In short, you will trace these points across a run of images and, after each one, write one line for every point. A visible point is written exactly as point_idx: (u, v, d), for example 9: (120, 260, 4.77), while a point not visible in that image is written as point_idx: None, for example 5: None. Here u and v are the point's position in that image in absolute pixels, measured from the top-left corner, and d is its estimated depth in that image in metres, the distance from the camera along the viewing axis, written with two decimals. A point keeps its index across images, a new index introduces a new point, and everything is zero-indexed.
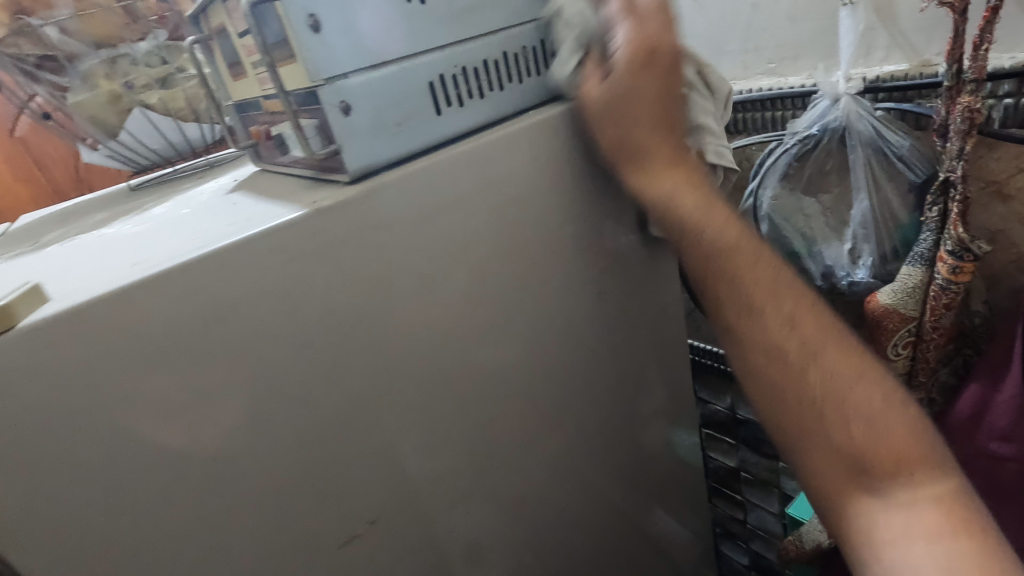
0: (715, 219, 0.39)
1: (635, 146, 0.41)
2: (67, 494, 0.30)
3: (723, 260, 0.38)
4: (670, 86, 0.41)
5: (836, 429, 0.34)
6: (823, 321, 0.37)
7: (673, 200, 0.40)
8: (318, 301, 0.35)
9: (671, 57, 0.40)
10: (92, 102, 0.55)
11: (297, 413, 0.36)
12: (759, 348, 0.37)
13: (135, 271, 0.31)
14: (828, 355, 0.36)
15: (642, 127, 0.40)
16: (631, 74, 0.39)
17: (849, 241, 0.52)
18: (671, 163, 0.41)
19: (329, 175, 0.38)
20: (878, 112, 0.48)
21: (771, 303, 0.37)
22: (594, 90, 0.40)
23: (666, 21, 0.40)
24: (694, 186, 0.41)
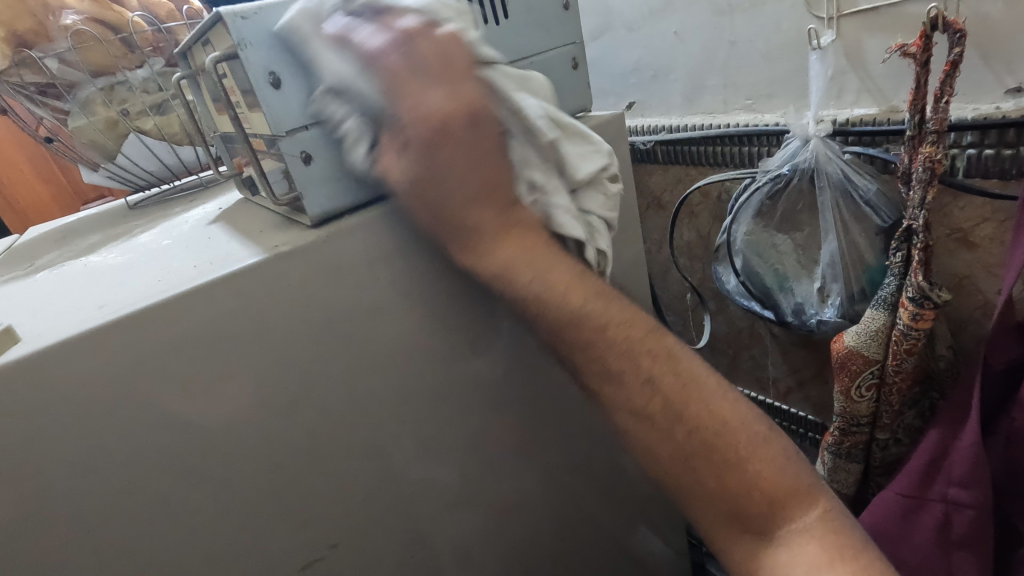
0: (566, 290, 0.35)
1: (464, 227, 0.35)
2: (37, 520, 0.32)
3: (580, 330, 0.35)
4: (483, 148, 0.35)
5: (711, 478, 0.33)
6: (682, 376, 0.34)
7: (511, 280, 0.35)
8: (281, 340, 0.37)
9: (465, 115, 0.34)
10: (90, 128, 0.59)
11: (258, 446, 0.38)
12: (626, 412, 0.35)
13: (101, 313, 0.33)
14: (689, 403, 0.33)
15: (460, 203, 0.35)
16: (424, 141, 0.33)
17: (819, 280, 0.53)
18: (512, 241, 0.35)
19: (297, 216, 0.40)
20: (846, 155, 0.49)
21: (631, 368, 0.34)
22: (397, 170, 0.35)
23: (453, 65, 0.34)
24: (537, 261, 0.35)
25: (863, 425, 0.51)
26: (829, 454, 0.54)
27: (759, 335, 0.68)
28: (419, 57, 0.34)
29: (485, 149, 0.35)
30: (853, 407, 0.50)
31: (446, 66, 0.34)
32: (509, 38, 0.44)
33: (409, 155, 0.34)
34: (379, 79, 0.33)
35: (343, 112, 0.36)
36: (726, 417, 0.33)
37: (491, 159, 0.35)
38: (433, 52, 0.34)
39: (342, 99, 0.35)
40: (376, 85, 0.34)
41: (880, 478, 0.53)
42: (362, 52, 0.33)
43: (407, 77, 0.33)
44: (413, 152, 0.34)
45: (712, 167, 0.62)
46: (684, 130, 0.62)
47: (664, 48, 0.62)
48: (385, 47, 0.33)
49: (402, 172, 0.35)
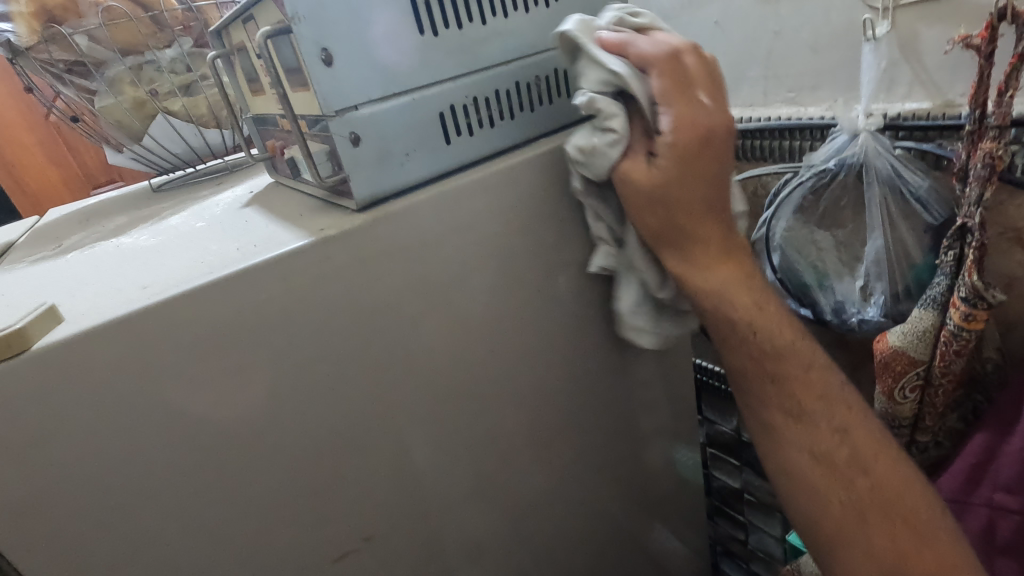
0: (782, 329, 0.38)
1: (681, 233, 0.39)
2: (78, 503, 0.31)
3: (780, 357, 0.37)
4: (705, 168, 0.37)
5: (885, 537, 0.32)
6: (879, 439, 0.35)
7: (723, 311, 0.38)
8: (325, 325, 0.36)
9: (722, 133, 0.37)
10: (117, 107, 0.58)
11: (299, 432, 0.37)
12: (802, 451, 0.36)
13: (145, 294, 0.32)
14: (878, 463, 0.33)
15: (687, 217, 0.38)
16: (664, 175, 0.37)
17: (862, 278, 0.52)
18: (722, 258, 0.39)
19: (339, 199, 0.39)
20: (896, 150, 0.48)
21: (826, 411, 0.36)
22: (649, 170, 0.37)
23: (691, 77, 0.36)
24: (750, 294, 0.39)
25: (903, 426, 0.50)
26: None
27: None
28: (657, 67, 0.36)
29: (713, 156, 0.37)
30: (894, 408, 0.49)
31: (679, 78, 0.36)
32: (558, 21, 0.43)
33: (669, 154, 0.36)
34: (660, 87, 0.36)
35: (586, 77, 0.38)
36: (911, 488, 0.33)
37: (714, 164, 0.37)
38: (694, 71, 0.37)
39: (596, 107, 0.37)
40: (666, 103, 0.36)
41: None
42: (643, 66, 0.37)
43: (674, 85, 0.36)
44: (666, 141, 0.36)
45: (749, 161, 0.61)
46: None
47: (703, 37, 0.61)
48: (636, 62, 0.37)
49: (658, 169, 0.37)
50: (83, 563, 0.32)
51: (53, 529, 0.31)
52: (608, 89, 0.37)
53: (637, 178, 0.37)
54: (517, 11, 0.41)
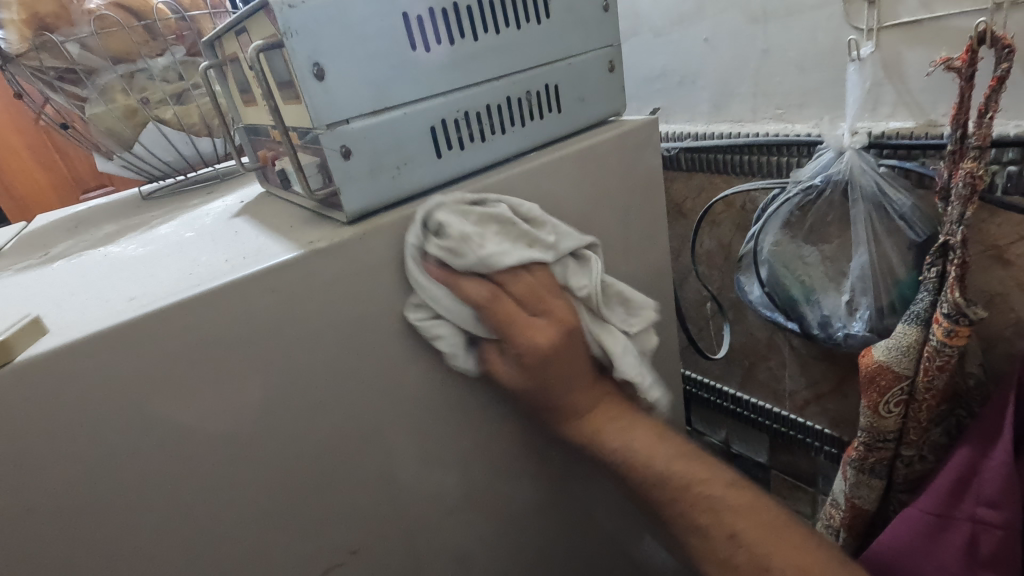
0: (652, 449, 0.39)
1: (571, 409, 0.41)
2: (55, 517, 0.31)
3: (662, 487, 0.38)
4: (569, 358, 0.40)
5: None
6: (768, 532, 0.35)
7: (598, 443, 0.41)
8: (314, 335, 0.36)
9: (565, 339, 0.40)
10: (108, 115, 0.57)
11: (286, 443, 0.36)
12: (713, 563, 0.37)
13: (130, 306, 0.32)
14: (769, 549, 0.35)
15: (566, 391, 0.41)
16: (535, 378, 0.40)
17: (847, 293, 0.52)
18: (604, 409, 0.42)
19: (329, 212, 0.39)
20: (881, 168, 0.48)
21: (715, 521, 0.36)
22: (507, 372, 0.40)
23: (523, 296, 0.39)
24: (638, 427, 0.41)
25: (888, 441, 0.50)
26: (851, 469, 0.53)
27: (777, 347, 0.68)
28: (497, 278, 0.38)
29: (570, 348, 0.40)
30: (879, 423, 0.49)
31: (520, 298, 0.39)
32: (549, 37, 0.44)
33: (517, 364, 0.40)
34: (488, 313, 0.38)
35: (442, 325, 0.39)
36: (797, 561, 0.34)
37: (575, 346, 0.40)
38: (517, 293, 0.39)
39: (428, 305, 0.39)
40: (492, 310, 0.38)
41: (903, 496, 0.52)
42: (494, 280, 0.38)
43: (511, 308, 0.39)
44: (527, 359, 0.39)
45: (738, 176, 0.61)
46: (709, 138, 0.62)
47: (693, 54, 0.62)
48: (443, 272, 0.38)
49: (519, 376, 0.40)
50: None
51: (29, 541, 0.30)
52: (440, 296, 0.38)
53: (506, 376, 0.41)
54: (510, 28, 0.41)
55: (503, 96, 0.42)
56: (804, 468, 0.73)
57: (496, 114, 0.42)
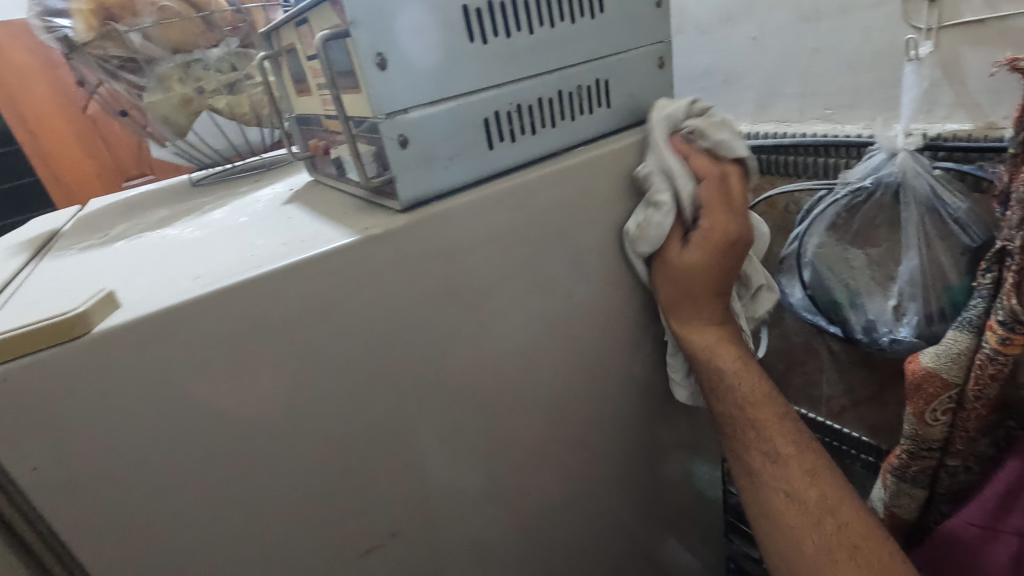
0: (753, 380, 0.44)
1: (690, 302, 0.46)
2: (117, 487, 0.32)
3: (758, 409, 0.43)
4: (726, 258, 0.44)
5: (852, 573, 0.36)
6: (834, 488, 0.39)
7: (713, 354, 0.45)
8: (366, 320, 0.37)
9: (737, 250, 0.44)
10: (164, 104, 0.59)
11: (334, 425, 0.37)
12: (777, 491, 0.41)
13: (196, 285, 0.33)
14: (836, 499, 0.39)
15: (705, 288, 0.45)
16: (699, 259, 0.43)
17: (895, 298, 0.51)
18: (718, 331, 0.46)
19: (382, 200, 0.40)
20: (935, 170, 0.47)
21: (794, 458, 0.41)
22: (677, 250, 0.45)
23: (715, 200, 0.43)
24: (733, 349, 0.46)
25: (933, 450, 0.49)
26: (892, 478, 0.52)
27: (815, 351, 0.67)
28: (698, 171, 0.44)
29: (735, 262, 0.45)
30: (924, 431, 0.48)
31: (716, 194, 0.43)
32: (601, 32, 0.44)
33: (702, 247, 0.43)
34: (703, 189, 0.43)
35: (659, 187, 0.44)
36: (846, 513, 0.38)
37: (736, 263, 0.45)
38: (735, 189, 0.44)
39: (664, 176, 0.44)
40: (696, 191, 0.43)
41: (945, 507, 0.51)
42: (695, 177, 0.43)
43: (717, 199, 0.43)
44: (706, 251, 0.43)
45: (781, 176, 0.60)
46: (754, 137, 0.62)
47: (739, 52, 0.61)
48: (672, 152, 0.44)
49: (693, 254, 0.44)
50: (118, 544, 0.33)
51: (93, 508, 0.31)
52: (656, 166, 0.44)
53: (680, 259, 0.44)
54: (564, 22, 0.42)
55: (555, 89, 0.43)
56: (837, 475, 0.71)
57: (547, 107, 0.43)
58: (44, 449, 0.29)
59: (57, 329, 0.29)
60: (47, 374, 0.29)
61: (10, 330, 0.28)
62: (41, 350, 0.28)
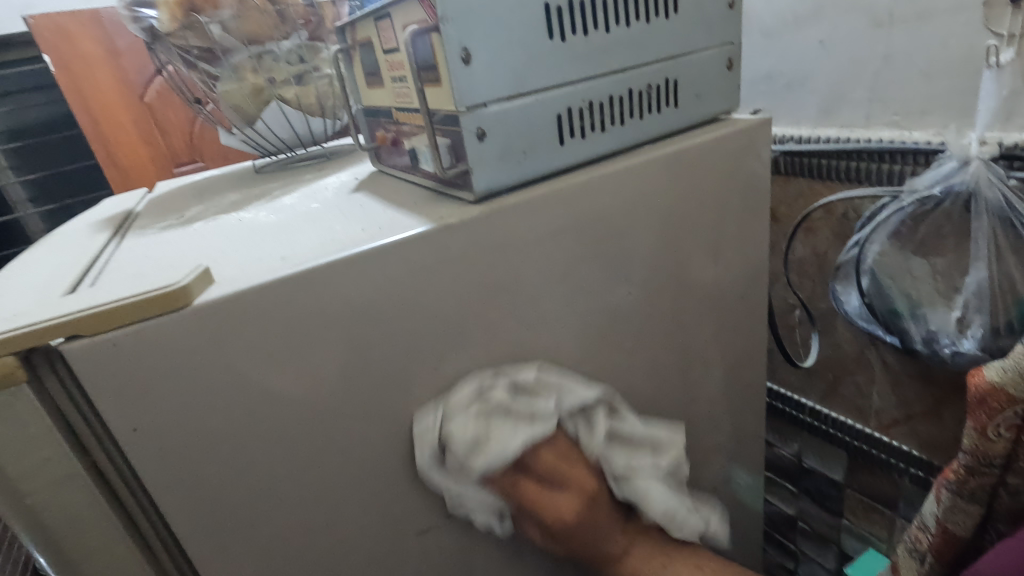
0: (635, 537, 0.43)
1: (596, 553, 0.41)
2: (200, 454, 0.33)
3: (647, 560, 0.42)
4: (600, 524, 0.40)
5: None
6: None
7: (621, 562, 0.42)
8: (436, 306, 0.38)
9: (591, 509, 0.40)
10: (238, 92, 0.62)
11: (402, 406, 0.38)
12: None
13: (284, 265, 0.34)
14: None
15: (602, 539, 0.41)
16: (580, 518, 0.39)
17: (959, 309, 0.50)
18: (640, 550, 0.42)
19: (454, 190, 0.41)
20: (1011, 180, 0.46)
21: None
22: (541, 540, 0.41)
23: (562, 465, 0.39)
24: (631, 536, 0.43)
25: (994, 466, 0.48)
26: (947, 493, 0.51)
27: (867, 362, 0.66)
28: (539, 498, 0.38)
29: (612, 518, 0.41)
30: (985, 447, 0.47)
31: (535, 477, 0.38)
32: (674, 32, 0.44)
33: (547, 534, 0.40)
34: (518, 500, 0.39)
35: (455, 430, 0.38)
36: None
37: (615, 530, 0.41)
38: (554, 459, 0.39)
39: (474, 445, 0.37)
40: (536, 461, 0.38)
41: (1003, 527, 0.49)
42: (515, 473, 0.39)
43: (538, 490, 0.39)
44: (567, 517, 0.39)
45: (841, 181, 0.60)
46: (813, 141, 0.61)
47: (805, 56, 0.61)
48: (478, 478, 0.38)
49: (542, 540, 0.41)
50: (197, 508, 0.34)
51: (176, 472, 0.33)
52: (486, 492, 0.40)
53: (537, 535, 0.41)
54: (639, 21, 0.42)
55: (626, 87, 0.43)
56: (884, 490, 0.70)
57: (618, 104, 0.43)
58: (141, 412, 0.31)
59: (162, 299, 0.30)
60: (152, 340, 0.30)
61: (121, 298, 0.30)
62: (148, 319, 0.30)
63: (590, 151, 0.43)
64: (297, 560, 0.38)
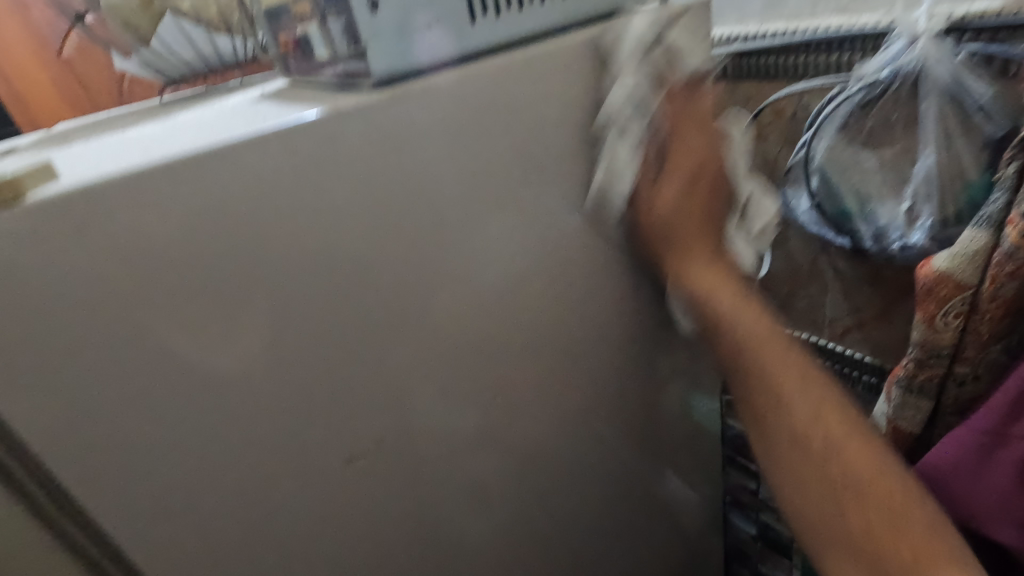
0: (715, 281, 0.43)
1: (668, 237, 0.45)
2: (57, 387, 0.29)
3: (716, 309, 0.42)
4: (694, 188, 0.44)
5: (837, 467, 0.37)
6: (827, 425, 0.38)
7: (711, 295, 0.43)
8: (337, 210, 0.34)
9: (716, 174, 0.45)
10: (124, 6, 0.54)
11: (309, 325, 0.35)
12: (767, 394, 0.40)
13: (145, 159, 0.30)
14: (829, 439, 0.37)
15: (688, 233, 0.44)
16: (692, 202, 0.44)
17: (908, 200, 0.49)
18: (707, 265, 0.44)
19: (352, 82, 0.37)
20: (960, 55, 0.43)
21: (775, 371, 0.40)
22: (670, 197, 0.43)
23: (697, 113, 0.44)
24: (723, 277, 0.43)
25: (942, 357, 0.47)
26: (897, 389, 0.51)
27: (818, 272, 0.65)
28: (676, 127, 0.43)
29: (716, 207, 0.46)
30: (934, 337, 0.47)
31: (681, 117, 0.43)
32: None
33: (675, 183, 0.43)
34: (670, 136, 0.43)
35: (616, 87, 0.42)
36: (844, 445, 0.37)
37: (716, 212, 0.46)
38: (704, 108, 0.44)
39: (625, 105, 0.42)
40: (661, 118, 0.43)
41: (953, 419, 0.49)
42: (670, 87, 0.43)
43: (683, 148, 0.44)
44: (681, 190, 0.44)
45: (787, 78, 0.56)
46: (759, 39, 0.57)
47: None
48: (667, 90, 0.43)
49: (668, 201, 0.44)
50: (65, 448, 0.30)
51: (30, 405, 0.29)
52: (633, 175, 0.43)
53: (648, 200, 0.44)
54: None
55: None
56: None
57: None
58: None
59: None
60: None
61: None
62: None
63: (505, 30, 0.39)
64: (201, 500, 0.35)
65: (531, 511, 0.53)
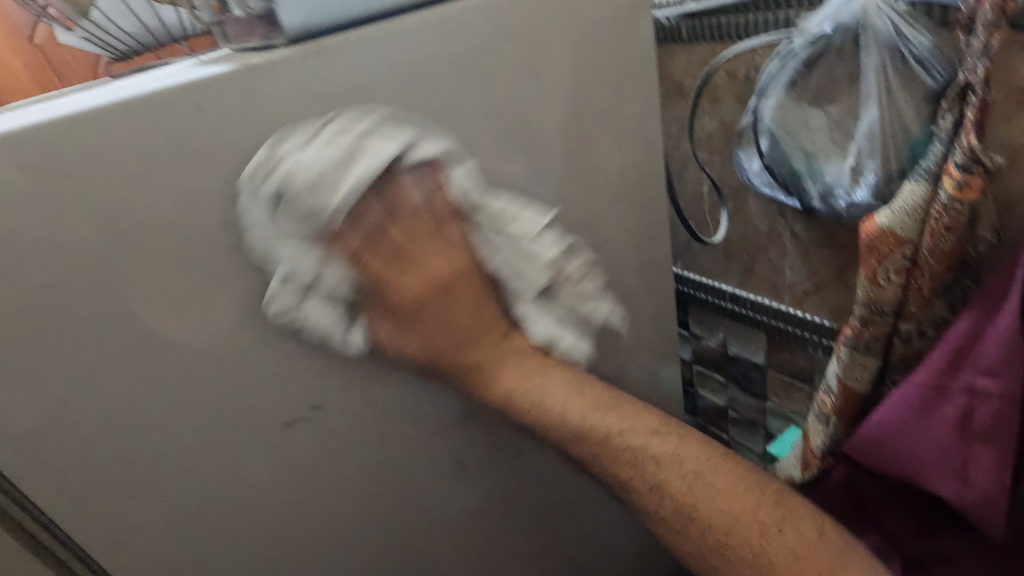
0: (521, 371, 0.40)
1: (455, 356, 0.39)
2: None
3: (517, 394, 0.40)
4: (451, 286, 0.38)
5: (667, 509, 0.38)
6: (687, 469, 0.38)
7: (488, 368, 0.40)
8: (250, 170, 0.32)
9: (461, 278, 0.38)
10: None
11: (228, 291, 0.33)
12: (627, 472, 0.39)
13: (45, 114, 0.28)
14: (682, 479, 0.38)
15: (453, 330, 0.39)
16: (426, 291, 0.37)
17: (852, 157, 0.48)
18: (499, 349, 0.40)
19: (260, 38, 0.34)
20: (900, 5, 0.43)
21: (605, 430, 0.39)
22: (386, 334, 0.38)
23: (402, 239, 0.36)
24: (524, 357, 0.41)
25: (886, 314, 0.47)
26: (845, 349, 0.50)
27: (778, 237, 0.64)
28: (372, 252, 0.35)
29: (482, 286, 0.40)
30: (876, 294, 0.47)
31: (371, 243, 0.35)
32: None
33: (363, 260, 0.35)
34: (353, 262, 0.35)
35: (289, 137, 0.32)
36: (706, 485, 0.38)
37: (483, 296, 0.40)
38: (396, 236, 0.36)
39: (298, 208, 0.32)
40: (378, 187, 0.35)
41: (898, 375, 0.50)
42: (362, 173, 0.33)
43: (381, 263, 0.36)
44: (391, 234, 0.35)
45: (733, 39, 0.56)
46: None
47: None
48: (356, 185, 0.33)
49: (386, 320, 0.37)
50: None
51: None
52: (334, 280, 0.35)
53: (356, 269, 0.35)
54: None
55: None
56: (801, 365, 0.71)
57: None
58: None
59: None
60: None
61: None
62: None
63: None
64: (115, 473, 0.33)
65: (506, 487, 0.51)
